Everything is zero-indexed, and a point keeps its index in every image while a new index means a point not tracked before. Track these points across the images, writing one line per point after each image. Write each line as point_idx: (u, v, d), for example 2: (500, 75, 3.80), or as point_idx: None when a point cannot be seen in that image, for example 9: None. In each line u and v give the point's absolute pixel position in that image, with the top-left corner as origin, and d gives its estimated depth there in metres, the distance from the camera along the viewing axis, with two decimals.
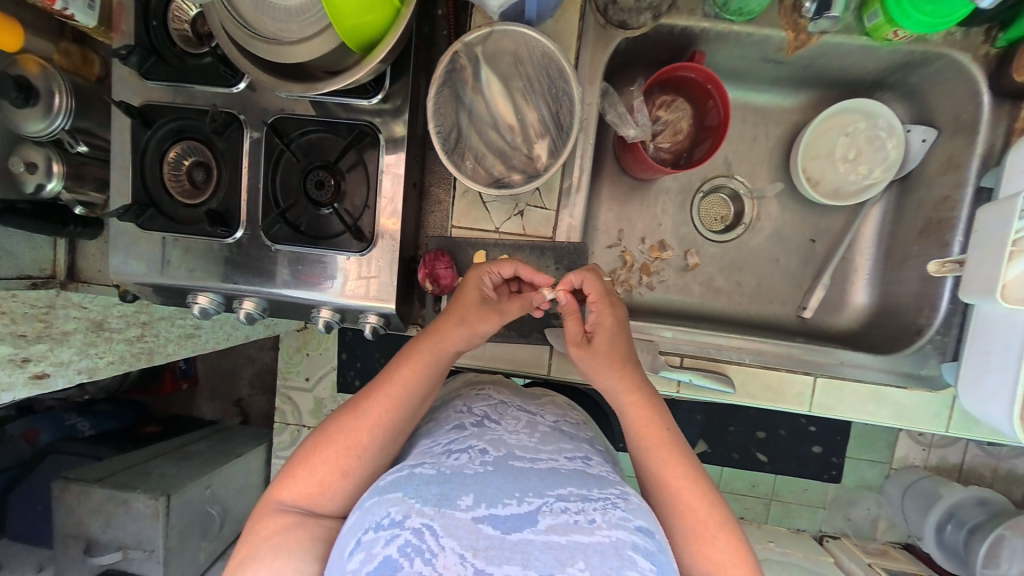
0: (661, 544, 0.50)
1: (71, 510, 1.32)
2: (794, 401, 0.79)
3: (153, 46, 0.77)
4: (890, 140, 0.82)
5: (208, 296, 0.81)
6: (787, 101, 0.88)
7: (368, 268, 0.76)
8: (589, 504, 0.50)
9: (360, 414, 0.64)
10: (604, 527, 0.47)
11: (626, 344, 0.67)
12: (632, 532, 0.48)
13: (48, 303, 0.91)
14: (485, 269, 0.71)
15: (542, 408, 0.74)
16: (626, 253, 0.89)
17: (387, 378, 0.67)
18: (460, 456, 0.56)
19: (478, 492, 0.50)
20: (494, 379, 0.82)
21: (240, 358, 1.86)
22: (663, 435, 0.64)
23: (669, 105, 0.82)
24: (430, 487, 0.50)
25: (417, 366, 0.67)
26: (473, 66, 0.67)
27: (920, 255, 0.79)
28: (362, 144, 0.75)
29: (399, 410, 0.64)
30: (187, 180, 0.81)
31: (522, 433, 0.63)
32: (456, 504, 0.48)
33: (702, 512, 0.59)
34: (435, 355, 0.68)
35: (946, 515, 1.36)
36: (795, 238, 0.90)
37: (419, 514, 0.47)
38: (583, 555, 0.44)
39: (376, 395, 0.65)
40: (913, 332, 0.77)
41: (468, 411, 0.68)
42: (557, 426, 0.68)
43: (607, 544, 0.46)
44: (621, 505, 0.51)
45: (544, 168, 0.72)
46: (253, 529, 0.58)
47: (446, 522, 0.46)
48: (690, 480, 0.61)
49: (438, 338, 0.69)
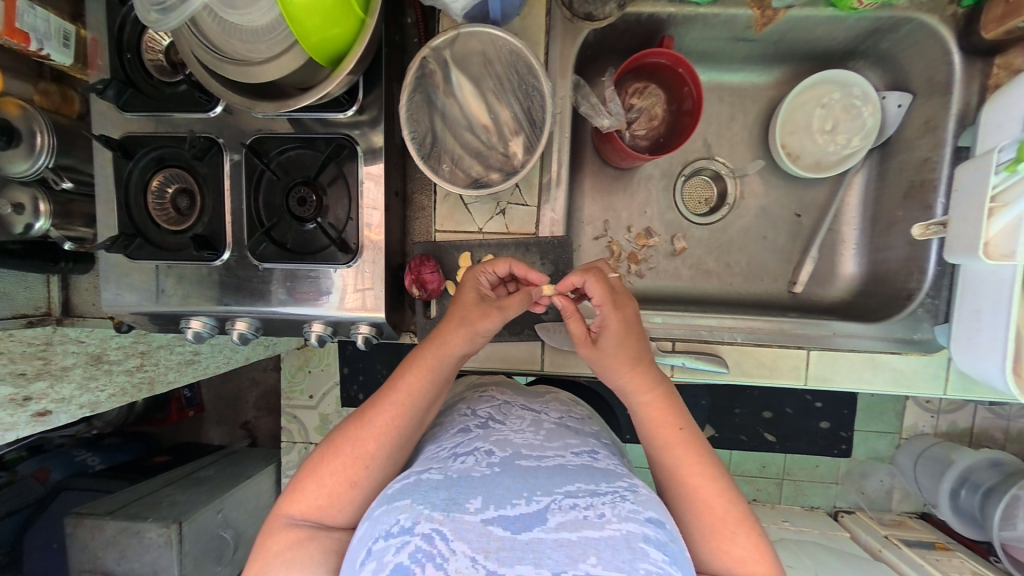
0: (672, 534, 0.50)
1: (85, 546, 1.33)
2: (790, 375, 0.77)
3: (128, 78, 0.78)
4: (865, 108, 0.82)
5: (201, 320, 0.81)
6: (761, 78, 0.88)
7: (361, 280, 0.77)
8: (598, 499, 0.50)
9: (366, 423, 0.64)
10: (614, 520, 0.47)
11: (635, 344, 0.65)
12: (643, 524, 0.48)
13: (45, 340, 0.91)
14: (481, 270, 0.73)
15: (546, 406, 0.75)
16: (612, 243, 0.90)
17: (392, 386, 0.67)
18: (467, 459, 0.56)
19: (487, 494, 0.50)
20: (495, 378, 0.83)
21: (244, 381, 1.86)
22: (678, 432, 0.63)
23: (641, 93, 0.82)
24: (438, 492, 0.50)
25: (423, 371, 0.67)
26: (443, 70, 0.68)
27: (905, 219, 0.79)
28: (341, 157, 0.76)
29: (405, 416, 0.64)
30: (171, 208, 0.81)
31: (527, 432, 0.63)
32: (465, 507, 0.48)
33: (720, 507, 0.58)
34: (441, 357, 0.67)
35: (960, 480, 1.36)
36: (780, 214, 0.90)
37: (428, 519, 0.47)
38: (595, 550, 0.44)
39: (383, 403, 0.65)
40: (904, 297, 0.77)
41: (472, 414, 0.69)
42: (562, 422, 0.69)
43: (617, 537, 0.46)
44: (630, 497, 0.51)
45: (521, 164, 0.72)
46: (264, 545, 0.58)
47: (456, 526, 0.46)
48: (708, 477, 0.60)
49: (441, 342, 0.68)
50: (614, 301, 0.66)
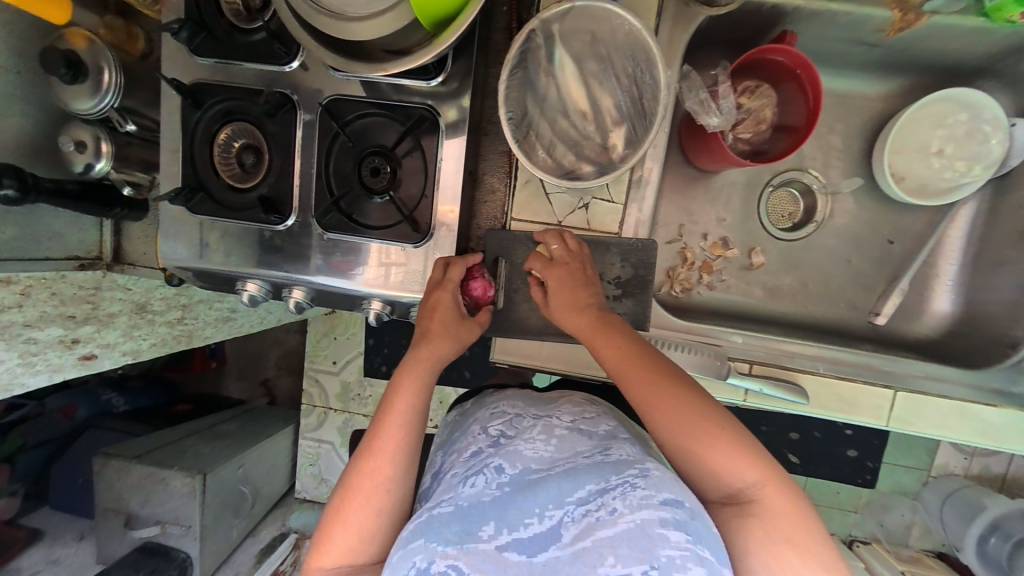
0: (694, 510, 0.48)
1: (110, 486, 1.36)
2: (871, 415, 0.73)
3: (201, 20, 0.73)
4: (993, 135, 0.74)
5: (257, 284, 0.79)
6: (873, 88, 0.81)
7: (389, 253, 0.73)
8: (608, 495, 0.50)
9: (371, 450, 0.62)
10: (626, 513, 0.47)
11: (565, 288, 0.66)
12: (658, 508, 0.47)
13: (94, 285, 0.89)
14: (438, 283, 0.69)
15: (557, 407, 0.71)
16: (686, 249, 0.86)
17: (387, 404, 0.65)
18: (476, 482, 0.56)
19: (499, 518, 0.51)
20: (507, 392, 0.81)
21: (267, 339, 1.87)
22: (621, 349, 0.61)
23: (752, 92, 0.73)
24: (451, 526, 0.50)
25: (421, 376, 0.67)
26: (547, 45, 0.62)
27: (1017, 261, 0.73)
28: (421, 130, 0.71)
29: (408, 433, 0.63)
30: (237, 164, 0.78)
31: (539, 442, 0.63)
32: (479, 535, 0.49)
33: (699, 425, 0.55)
34: (433, 361, 0.68)
35: (991, 527, 1.32)
36: (870, 238, 0.84)
37: (444, 557, 0.46)
38: (612, 549, 0.44)
39: (380, 424, 0.64)
40: (1006, 345, 0.71)
41: (484, 434, 0.67)
42: (575, 425, 0.66)
43: (632, 528, 0.45)
44: (640, 484, 0.50)
45: (619, 159, 0.65)
46: None
47: (472, 559, 0.46)
48: (675, 394, 0.57)
49: (423, 343, 0.68)
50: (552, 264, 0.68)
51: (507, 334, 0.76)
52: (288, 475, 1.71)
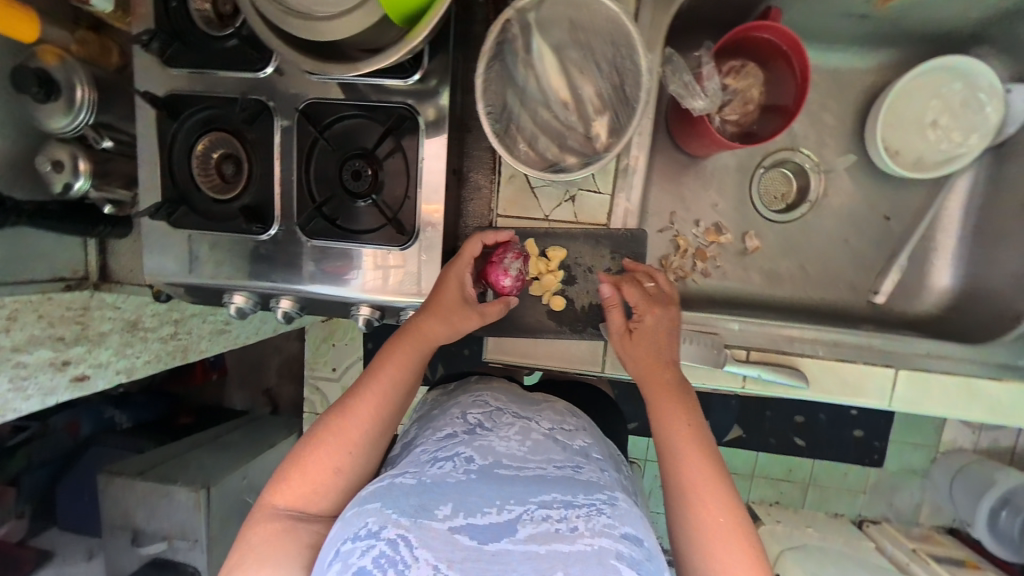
0: (649, 554, 0.49)
1: (116, 503, 1.36)
2: (872, 397, 0.70)
3: (174, 30, 0.72)
4: (989, 103, 0.73)
5: (245, 295, 0.77)
6: (863, 62, 0.79)
7: (389, 257, 0.71)
8: (572, 512, 0.50)
9: (345, 410, 0.64)
10: (586, 535, 0.47)
11: (668, 341, 0.66)
12: (617, 540, 0.48)
13: (82, 305, 0.89)
14: (461, 258, 0.66)
15: (539, 412, 0.70)
16: (679, 237, 0.84)
17: (373, 375, 0.67)
18: (444, 465, 0.56)
19: (458, 502, 0.51)
20: (493, 383, 0.79)
21: (268, 348, 1.85)
22: (683, 424, 0.60)
23: (739, 72, 0.71)
24: (408, 498, 0.51)
25: (406, 359, 0.67)
26: (525, 36, 0.60)
27: (1019, 231, 0.71)
28: (402, 129, 0.70)
29: (385, 402, 0.65)
30: (216, 175, 0.76)
31: (513, 441, 0.62)
32: (434, 513, 0.49)
33: (727, 534, 0.53)
34: (426, 345, 0.68)
35: (1001, 501, 1.34)
36: (867, 216, 0.82)
37: (396, 525, 0.47)
38: (563, 564, 0.44)
39: (360, 388, 0.65)
40: (1009, 319, 0.69)
41: (462, 420, 0.66)
42: (553, 434, 0.65)
43: (589, 552, 0.46)
44: (606, 512, 0.51)
45: (603, 149, 0.63)
46: (249, 533, 0.57)
47: (422, 533, 0.47)
48: (717, 492, 0.55)
49: (418, 331, 0.67)
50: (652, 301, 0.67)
51: (507, 333, 0.75)
52: None
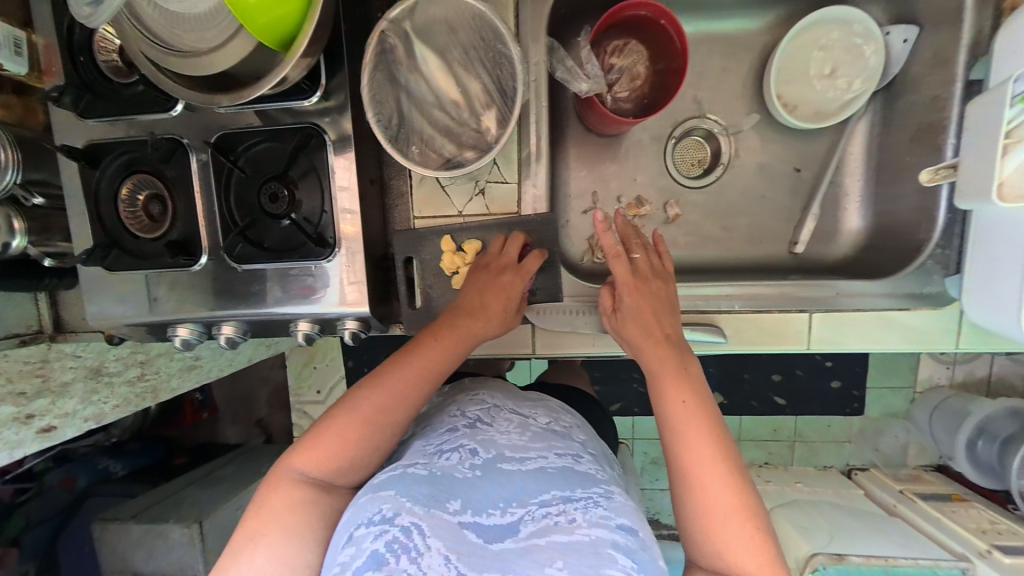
0: (644, 542, 0.50)
1: (114, 549, 1.38)
2: (793, 341, 0.74)
3: (84, 82, 0.74)
4: (867, 47, 0.76)
5: (188, 327, 0.80)
6: (753, 24, 0.82)
7: (356, 272, 0.74)
8: (570, 505, 0.51)
9: (382, 383, 0.63)
10: (583, 525, 0.49)
11: (664, 320, 0.66)
12: (613, 531, 0.49)
13: (41, 358, 0.92)
14: (518, 269, 0.68)
15: (535, 408, 0.71)
16: (602, 215, 0.86)
17: (406, 357, 0.65)
18: (450, 457, 0.57)
19: (466, 498, 0.52)
20: (489, 383, 0.80)
21: (255, 381, 1.90)
22: (689, 405, 0.60)
23: (621, 50, 0.76)
24: (419, 486, 0.52)
25: (443, 349, 0.66)
26: (405, 43, 0.63)
27: (914, 165, 0.73)
28: (310, 147, 0.73)
29: (422, 385, 0.64)
30: (144, 215, 0.79)
31: (513, 432, 0.63)
32: (445, 506, 0.50)
33: (725, 508, 0.55)
34: (462, 343, 0.67)
35: (976, 431, 1.34)
36: (779, 170, 0.84)
37: (409, 512, 0.48)
38: (562, 554, 0.46)
39: (398, 365, 0.64)
40: (913, 250, 0.72)
41: (461, 415, 0.67)
42: (550, 428, 0.66)
43: (584, 541, 0.47)
44: (603, 503, 0.52)
45: (495, 140, 0.67)
46: (265, 497, 0.58)
47: (433, 523, 0.48)
48: (717, 472, 0.56)
49: (451, 320, 0.67)
50: (641, 286, 0.68)
51: None
52: None
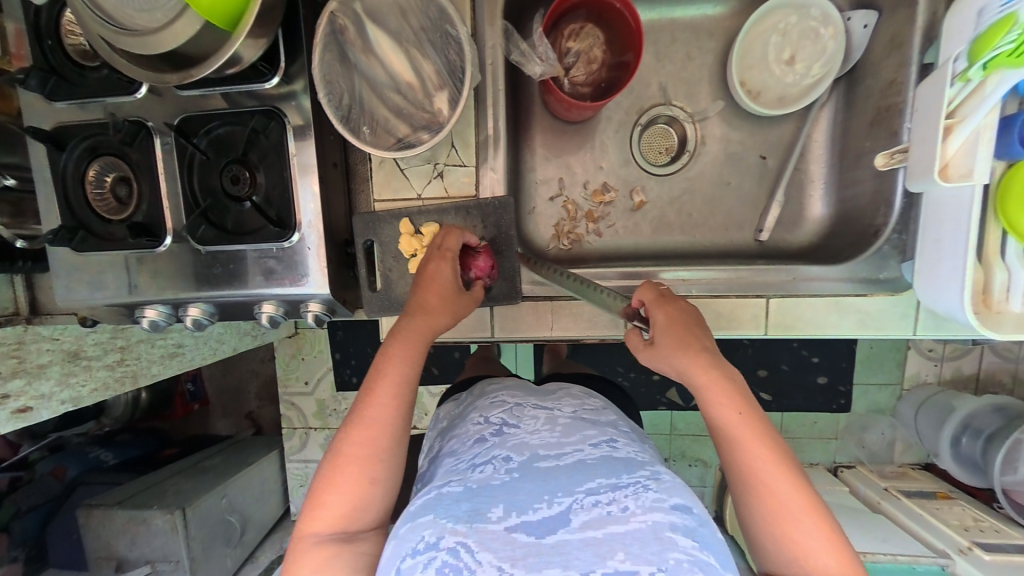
0: (701, 518, 0.49)
1: (98, 535, 1.40)
2: (750, 326, 0.74)
3: (51, 67, 0.75)
4: (826, 30, 0.76)
5: (156, 309, 0.81)
6: (717, 10, 0.82)
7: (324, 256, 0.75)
8: (620, 492, 0.49)
9: (360, 422, 0.59)
10: (638, 512, 0.47)
11: (698, 330, 0.62)
12: (669, 513, 0.47)
13: (17, 340, 0.93)
14: (438, 252, 0.67)
15: (559, 401, 0.70)
16: (568, 203, 0.86)
17: (378, 373, 0.62)
18: (485, 468, 0.55)
19: (509, 501, 0.50)
20: (506, 383, 0.80)
21: (245, 372, 1.93)
22: (742, 409, 0.56)
23: (578, 34, 0.76)
24: (460, 504, 0.51)
25: (411, 351, 0.63)
26: (356, 25, 0.63)
27: (872, 150, 0.72)
28: (270, 129, 0.73)
29: (401, 408, 0.61)
30: (111, 198, 0.80)
31: (542, 431, 0.60)
32: (488, 516, 0.49)
33: (798, 508, 0.52)
34: (424, 340, 0.65)
35: (961, 426, 1.32)
36: (744, 156, 0.84)
37: (453, 533, 0.47)
38: (622, 546, 0.44)
39: (374, 400, 0.60)
40: (871, 235, 0.71)
41: (486, 422, 0.65)
42: (577, 416, 0.65)
43: (643, 529, 0.46)
44: (653, 485, 0.50)
45: (446, 121, 0.67)
46: (293, 567, 0.55)
47: (481, 537, 0.46)
48: (783, 474, 0.53)
49: (413, 318, 0.65)
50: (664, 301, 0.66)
51: (396, 313, 0.77)
52: (281, 499, 1.74)
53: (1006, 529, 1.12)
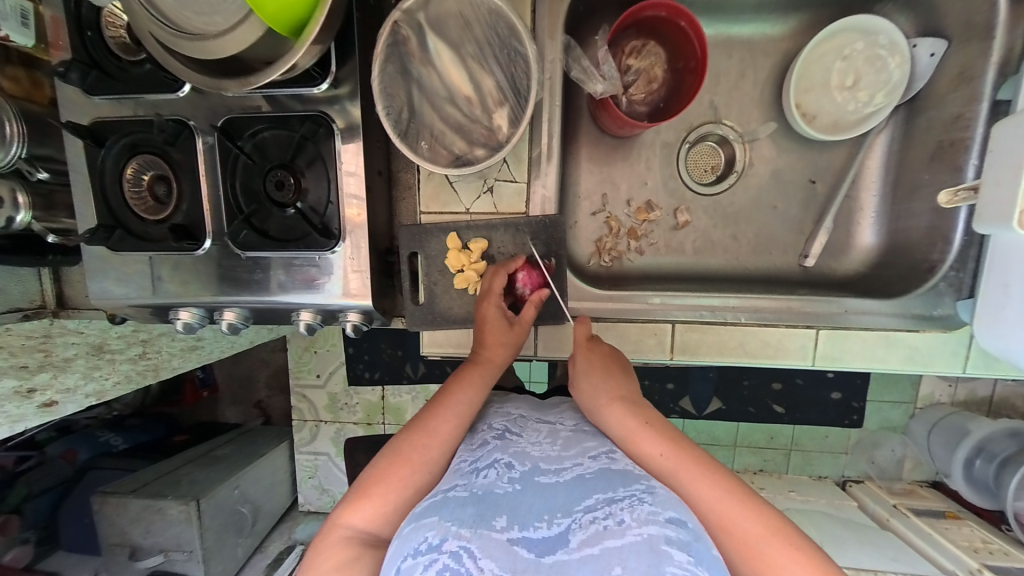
0: (695, 532, 0.46)
1: (112, 522, 1.40)
2: (796, 356, 0.74)
3: (92, 60, 0.72)
4: (892, 58, 0.74)
5: (190, 311, 0.80)
6: (775, 29, 0.80)
7: (362, 263, 0.74)
8: (616, 505, 0.48)
9: (422, 429, 0.60)
10: (634, 526, 0.44)
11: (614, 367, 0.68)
12: (664, 526, 0.45)
13: (44, 334, 0.92)
14: (483, 293, 0.69)
15: (562, 415, 0.69)
16: (611, 219, 0.85)
17: (447, 395, 0.64)
18: (489, 474, 0.53)
19: (512, 513, 0.48)
20: (513, 396, 0.78)
21: (255, 361, 1.92)
22: (652, 434, 0.58)
23: (639, 51, 0.75)
24: (465, 508, 0.48)
25: (478, 379, 0.65)
26: (418, 35, 0.62)
27: (931, 183, 0.71)
28: (318, 137, 0.72)
29: (462, 429, 0.61)
30: (150, 197, 0.78)
31: (544, 443, 0.60)
32: (492, 524, 0.46)
33: (739, 511, 0.52)
34: (488, 376, 0.66)
35: (975, 450, 1.32)
36: (793, 180, 0.83)
37: (456, 536, 0.44)
38: (619, 560, 0.42)
39: (438, 413, 0.62)
40: (925, 270, 0.71)
41: (489, 427, 0.63)
42: (578, 430, 0.64)
43: (640, 542, 0.43)
44: (648, 499, 0.48)
45: (505, 139, 0.66)
46: (321, 554, 0.53)
47: (485, 543, 0.44)
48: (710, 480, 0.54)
49: (481, 354, 0.67)
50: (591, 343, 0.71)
51: (439, 327, 0.76)
52: (290, 490, 1.73)
53: (1014, 552, 1.11)
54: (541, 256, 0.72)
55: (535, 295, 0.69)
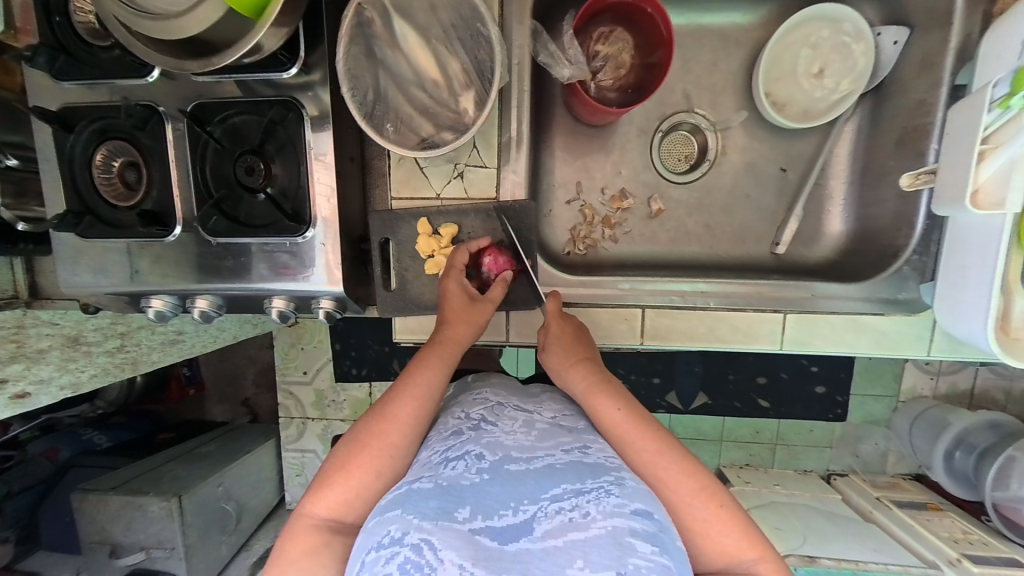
0: (660, 523, 0.47)
1: (92, 519, 1.38)
2: (766, 341, 0.74)
3: (60, 44, 0.72)
4: (857, 46, 0.75)
5: (162, 298, 0.79)
6: (745, 18, 0.80)
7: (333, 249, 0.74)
8: (583, 497, 0.47)
9: (383, 415, 0.59)
10: (598, 518, 0.45)
11: (585, 343, 0.68)
12: (630, 518, 0.45)
13: (16, 323, 0.89)
14: (447, 270, 0.69)
15: (540, 403, 0.66)
16: (586, 207, 0.85)
17: (407, 379, 0.62)
18: (457, 466, 0.52)
19: (476, 504, 0.48)
20: (491, 380, 0.77)
21: (241, 359, 1.91)
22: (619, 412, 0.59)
23: (608, 38, 0.76)
24: (429, 500, 0.47)
25: (440, 359, 0.64)
26: (383, 18, 0.62)
27: (896, 169, 0.72)
28: (287, 121, 0.72)
29: (423, 413, 0.60)
30: (120, 183, 0.78)
31: (518, 432, 0.57)
32: (454, 516, 0.46)
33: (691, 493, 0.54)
34: (450, 355, 0.65)
35: (954, 442, 1.32)
36: (765, 169, 0.83)
37: (418, 529, 0.44)
38: (582, 553, 0.42)
39: (397, 398, 0.60)
40: (891, 255, 0.72)
41: (464, 417, 0.61)
42: (556, 422, 0.61)
43: (603, 536, 0.44)
44: (614, 491, 0.48)
45: (472, 122, 0.67)
46: (287, 542, 0.54)
47: (446, 535, 0.44)
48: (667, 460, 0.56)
49: (443, 333, 0.66)
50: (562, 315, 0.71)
51: (412, 313, 0.76)
52: (276, 488, 1.72)
53: (992, 542, 1.12)
54: (512, 238, 0.72)
55: (503, 275, 0.70)
